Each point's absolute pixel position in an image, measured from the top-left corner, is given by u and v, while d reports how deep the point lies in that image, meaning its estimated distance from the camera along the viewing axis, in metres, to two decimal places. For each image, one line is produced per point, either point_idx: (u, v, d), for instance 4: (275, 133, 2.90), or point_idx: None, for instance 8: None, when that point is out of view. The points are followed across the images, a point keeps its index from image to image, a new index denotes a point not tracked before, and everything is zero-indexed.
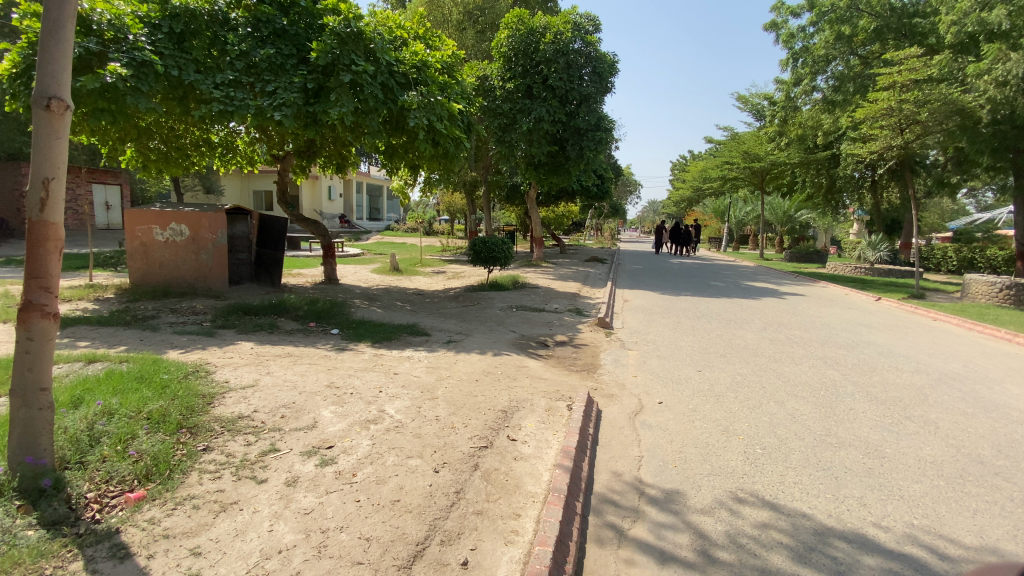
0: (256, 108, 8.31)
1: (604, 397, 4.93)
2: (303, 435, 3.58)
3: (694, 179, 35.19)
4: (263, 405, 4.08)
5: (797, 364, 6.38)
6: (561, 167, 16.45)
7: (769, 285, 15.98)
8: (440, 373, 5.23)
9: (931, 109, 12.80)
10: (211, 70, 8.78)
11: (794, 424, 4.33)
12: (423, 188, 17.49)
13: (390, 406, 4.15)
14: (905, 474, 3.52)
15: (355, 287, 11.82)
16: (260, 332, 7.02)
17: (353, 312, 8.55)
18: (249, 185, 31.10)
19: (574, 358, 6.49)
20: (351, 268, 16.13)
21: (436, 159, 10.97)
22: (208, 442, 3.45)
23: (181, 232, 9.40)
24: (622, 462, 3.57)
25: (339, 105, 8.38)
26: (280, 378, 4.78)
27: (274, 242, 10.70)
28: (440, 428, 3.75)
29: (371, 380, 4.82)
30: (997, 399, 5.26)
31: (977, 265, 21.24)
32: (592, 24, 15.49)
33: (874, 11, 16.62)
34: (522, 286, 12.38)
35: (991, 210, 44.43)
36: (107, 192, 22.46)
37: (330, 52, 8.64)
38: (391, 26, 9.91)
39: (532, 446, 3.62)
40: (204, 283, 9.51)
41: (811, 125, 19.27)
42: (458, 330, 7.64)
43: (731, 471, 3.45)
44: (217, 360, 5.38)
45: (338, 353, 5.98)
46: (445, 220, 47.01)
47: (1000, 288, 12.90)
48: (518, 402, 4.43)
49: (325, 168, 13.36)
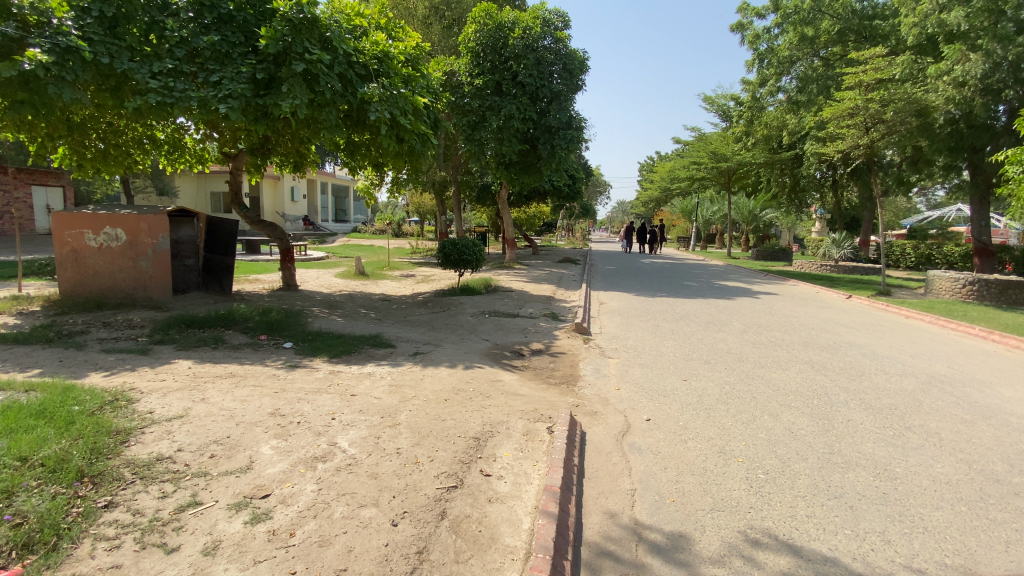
0: (199, 99, 7.55)
1: (587, 415, 4.46)
2: (234, 481, 2.98)
3: (660, 180, 35.47)
4: (190, 442, 3.45)
5: (784, 370, 6.08)
6: (532, 166, 15.98)
7: (742, 284, 15.89)
8: (405, 392, 4.65)
9: (896, 108, 12.82)
10: (147, 58, 7.88)
11: (794, 441, 3.96)
12: (390, 188, 16.75)
13: (343, 437, 3.57)
14: (923, 500, 3.16)
15: (315, 293, 11.07)
16: (202, 347, 6.27)
17: (310, 323, 7.84)
18: (206, 187, 29.65)
19: (552, 370, 5.99)
20: (313, 273, 15.28)
21: (401, 157, 10.33)
22: (112, 496, 2.82)
23: (116, 236, 8.51)
24: (613, 499, 3.09)
25: (291, 97, 7.66)
26: (216, 406, 4.11)
27: (224, 247, 9.82)
28: (402, 465, 3.20)
29: (324, 405, 4.21)
30: (992, 404, 5.04)
31: (935, 261, 21.82)
32: (561, 20, 15.09)
33: (837, 13, 16.82)
34: (495, 290, 11.88)
35: (941, 207, 46.39)
36: (48, 194, 20.91)
37: (282, 40, 7.89)
38: (349, 14, 9.14)
39: (509, 483, 3.12)
40: (143, 293, 8.66)
41: (777, 126, 19.46)
42: (426, 340, 7.05)
43: (736, 505, 3.03)
44: (144, 385, 4.66)
45: (289, 370, 5.33)
46: (414, 220, 45.97)
47: (962, 283, 13.04)
48: (492, 427, 3.90)
49: (282, 167, 12.52)
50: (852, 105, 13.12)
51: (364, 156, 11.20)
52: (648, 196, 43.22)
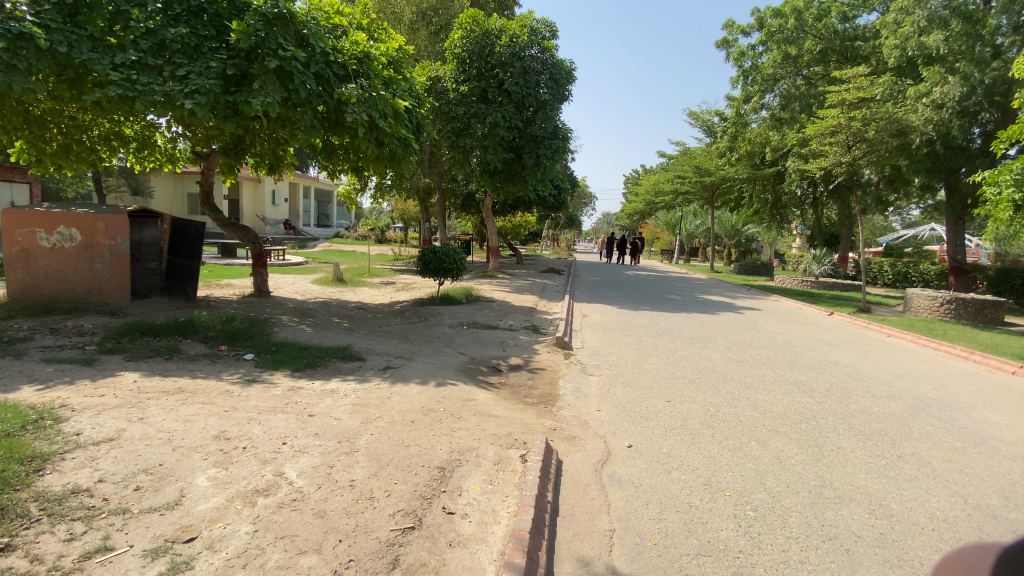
0: (164, 93, 7.12)
1: (564, 440, 4.15)
2: (159, 520, 2.61)
3: (646, 193, 35.67)
4: (114, 471, 3.05)
5: (770, 391, 5.85)
6: (517, 175, 15.75)
7: (725, 298, 15.80)
8: (369, 412, 4.29)
9: (879, 126, 12.55)
10: (110, 49, 7.41)
11: (783, 472, 3.70)
12: (372, 194, 16.38)
13: (292, 467, 3.20)
14: (921, 541, 2.91)
15: (287, 301, 10.62)
16: (154, 358, 5.82)
17: (276, 332, 7.40)
18: (182, 188, 28.91)
19: (530, 388, 5.65)
20: (288, 279, 14.75)
21: (382, 161, 9.95)
22: (8, 538, 2.41)
23: (71, 237, 7.99)
24: (589, 543, 2.78)
25: (263, 94, 7.29)
26: (154, 428, 3.71)
27: (189, 250, 9.28)
28: (354, 500, 2.85)
29: (276, 427, 3.82)
30: (981, 430, 4.86)
31: (911, 279, 22.08)
32: (549, 30, 14.86)
33: (820, 34, 17.14)
34: (476, 300, 11.55)
35: (914, 226, 47.41)
36: (13, 191, 20.05)
37: (253, 34, 7.48)
38: (329, 12, 8.85)
39: (473, 522, 2.79)
40: (98, 297, 8.13)
41: (760, 142, 19.60)
42: (399, 353, 6.68)
43: (723, 548, 2.75)
44: (78, 402, 4.21)
45: (245, 386, 4.92)
46: (399, 227, 45.56)
47: (940, 302, 13.08)
48: (460, 454, 3.56)
49: (257, 169, 12.05)
50: (835, 122, 12.87)
51: (342, 160, 10.84)
52: (633, 208, 43.42)
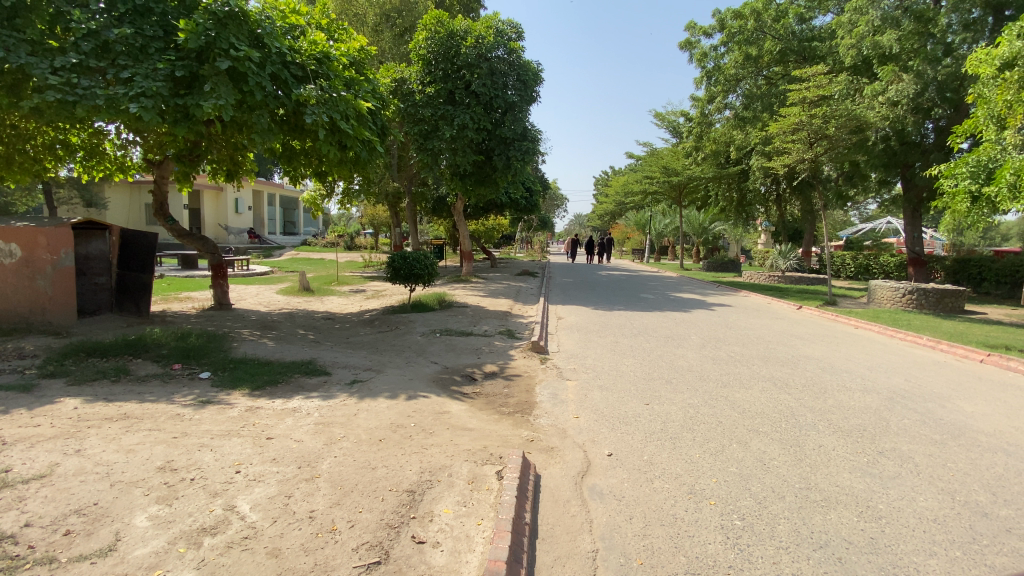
0: (107, 97, 6.64)
1: (542, 453, 3.95)
2: (87, 570, 2.30)
3: (616, 194, 36.03)
4: (42, 514, 2.70)
5: (747, 389, 5.79)
6: (488, 177, 15.52)
7: (697, 296, 15.89)
8: (334, 431, 4.02)
9: (837, 123, 12.82)
10: (48, 52, 6.87)
11: (767, 475, 3.60)
12: (338, 200, 15.90)
13: (244, 499, 2.92)
14: (913, 544, 2.82)
15: (251, 313, 10.16)
16: (99, 381, 5.37)
17: (235, 348, 6.99)
18: (140, 198, 27.91)
19: (506, 397, 5.44)
20: (251, 290, 14.16)
21: (345, 165, 9.60)
22: None
23: (10, 253, 7.40)
24: (570, 567, 2.60)
25: (215, 96, 6.89)
26: (93, 460, 3.35)
27: (141, 263, 8.66)
28: (314, 534, 2.60)
29: (230, 453, 3.52)
30: (958, 422, 4.89)
31: (872, 271, 22.79)
32: (515, 31, 14.72)
33: (778, 34, 17.50)
34: (449, 305, 11.29)
35: (871, 221, 49.17)
36: None
37: (203, 33, 7.07)
38: (285, 11, 8.45)
39: (445, 551, 2.58)
40: (41, 316, 7.59)
41: (725, 141, 19.91)
42: (367, 365, 6.38)
43: (712, 564, 2.61)
44: (9, 434, 3.81)
45: (199, 409, 4.56)
46: (369, 233, 44.76)
47: (903, 293, 13.46)
48: (431, 475, 3.33)
49: (215, 176, 11.49)
50: (797, 120, 13.04)
51: (304, 164, 10.39)
52: (604, 209, 43.85)
